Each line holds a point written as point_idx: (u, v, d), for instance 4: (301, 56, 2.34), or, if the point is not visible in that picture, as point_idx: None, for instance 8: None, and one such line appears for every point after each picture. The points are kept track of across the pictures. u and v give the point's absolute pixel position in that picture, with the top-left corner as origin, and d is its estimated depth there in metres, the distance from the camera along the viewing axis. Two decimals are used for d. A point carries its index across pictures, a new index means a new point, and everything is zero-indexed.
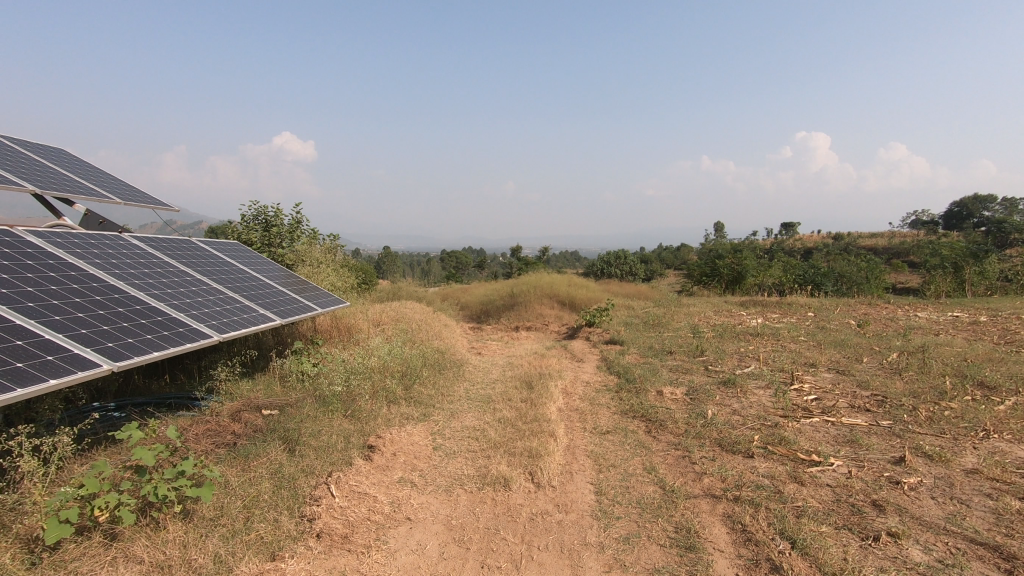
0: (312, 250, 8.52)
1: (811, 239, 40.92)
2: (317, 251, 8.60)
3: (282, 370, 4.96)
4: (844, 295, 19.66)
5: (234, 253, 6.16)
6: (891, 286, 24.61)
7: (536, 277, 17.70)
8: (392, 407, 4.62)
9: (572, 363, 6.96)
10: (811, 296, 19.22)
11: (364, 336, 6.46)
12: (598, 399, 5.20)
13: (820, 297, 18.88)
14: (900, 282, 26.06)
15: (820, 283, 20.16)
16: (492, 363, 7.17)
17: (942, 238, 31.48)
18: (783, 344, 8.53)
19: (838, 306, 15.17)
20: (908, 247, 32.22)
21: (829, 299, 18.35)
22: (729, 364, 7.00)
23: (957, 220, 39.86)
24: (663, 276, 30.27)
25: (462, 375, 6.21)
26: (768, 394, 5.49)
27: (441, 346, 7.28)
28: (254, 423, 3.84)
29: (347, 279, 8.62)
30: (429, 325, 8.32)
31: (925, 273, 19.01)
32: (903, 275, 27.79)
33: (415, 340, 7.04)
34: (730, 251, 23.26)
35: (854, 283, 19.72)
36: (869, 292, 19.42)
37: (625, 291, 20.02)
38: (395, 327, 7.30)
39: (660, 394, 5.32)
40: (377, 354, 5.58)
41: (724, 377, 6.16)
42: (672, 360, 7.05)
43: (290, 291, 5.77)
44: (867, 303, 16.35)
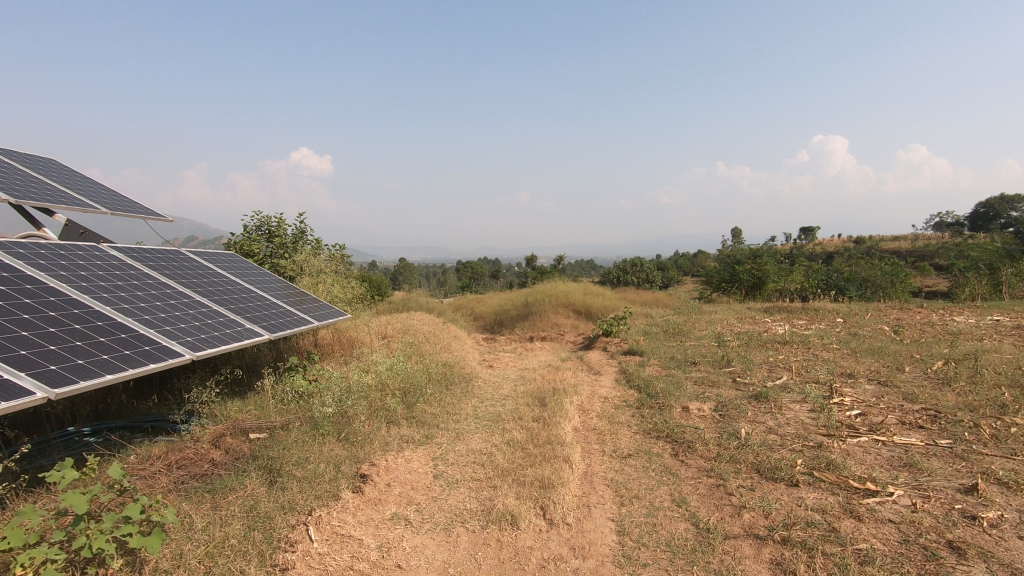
0: (317, 260, 8.21)
1: (832, 243, 39.96)
2: (321, 262, 8.28)
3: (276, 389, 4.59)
4: (871, 300, 18.93)
5: (228, 264, 5.82)
6: (920, 290, 23.68)
7: (550, 286, 17.29)
8: (392, 429, 4.22)
9: (589, 376, 6.51)
10: (837, 301, 18.50)
11: (366, 351, 6.09)
12: (617, 417, 4.75)
13: (846, 302, 18.19)
14: (928, 285, 25.19)
15: (844, 288, 19.46)
16: (503, 377, 6.75)
17: (971, 239, 30.42)
18: (815, 353, 7.99)
19: (868, 310, 14.52)
20: (934, 249, 31.25)
21: (856, 303, 17.65)
22: (759, 375, 6.49)
23: (984, 222, 38.61)
24: (680, 283, 29.68)
25: (471, 391, 5.81)
26: (805, 410, 4.97)
27: (450, 360, 6.90)
28: (236, 452, 3.47)
29: (353, 289, 8.22)
30: (438, 337, 7.94)
31: (957, 275, 18.16)
32: (929, 279, 26.80)
33: (422, 354, 6.66)
34: (751, 256, 22.62)
35: (880, 288, 19.01)
36: (898, 296, 18.63)
37: (642, 298, 19.48)
38: (402, 341, 6.93)
39: (687, 410, 4.84)
40: (379, 371, 5.19)
41: (755, 390, 5.66)
42: (696, 371, 6.57)
43: (286, 305, 5.37)
44: (897, 307, 15.64)
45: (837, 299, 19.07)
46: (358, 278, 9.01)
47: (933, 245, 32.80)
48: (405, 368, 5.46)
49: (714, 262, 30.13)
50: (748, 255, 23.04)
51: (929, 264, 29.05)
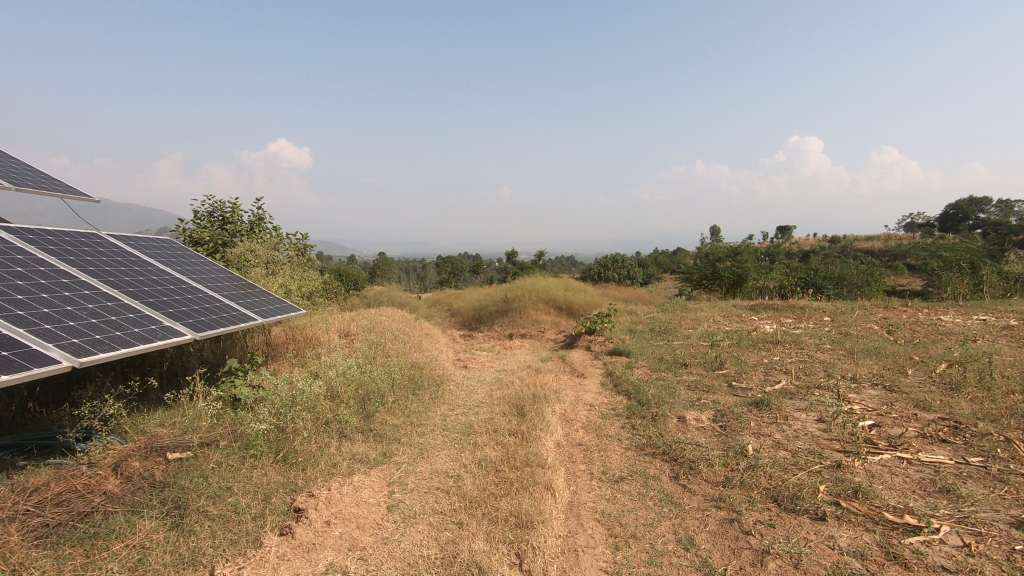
0: (273, 251, 7.49)
1: (809, 242, 40.18)
2: (279, 253, 7.56)
3: (207, 398, 3.90)
4: (851, 298, 18.78)
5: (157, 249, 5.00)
6: (896, 290, 23.74)
7: (530, 282, 16.74)
8: (342, 447, 3.57)
9: (573, 379, 5.94)
10: (819, 300, 18.28)
11: (323, 352, 5.41)
12: (606, 429, 4.17)
13: (827, 300, 17.99)
14: (903, 284, 25.28)
15: (822, 286, 19.33)
16: (478, 380, 6.14)
17: (945, 239, 30.76)
18: (809, 354, 7.54)
19: (851, 309, 14.27)
20: (908, 248, 31.55)
21: (837, 302, 17.44)
22: (755, 379, 5.99)
23: (954, 223, 39.19)
24: (660, 280, 29.40)
25: (441, 398, 5.18)
26: (813, 420, 4.45)
27: (420, 361, 6.25)
28: (141, 480, 2.81)
29: (312, 284, 7.47)
30: (408, 335, 7.29)
31: (938, 274, 18.06)
32: (903, 278, 26.95)
33: (388, 355, 6.00)
34: (732, 253, 22.35)
35: (856, 287, 18.89)
36: (877, 294, 18.53)
37: (623, 295, 19.05)
38: (366, 340, 6.25)
39: (683, 421, 4.29)
40: (333, 375, 4.53)
41: (754, 396, 5.14)
42: (688, 375, 6.05)
43: (225, 299, 4.60)
44: (880, 305, 15.44)
45: (819, 297, 18.88)
46: (321, 271, 8.30)
47: (909, 244, 33.07)
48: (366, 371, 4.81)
49: (694, 259, 29.91)
50: (729, 253, 22.79)
51: (905, 263, 29.22)
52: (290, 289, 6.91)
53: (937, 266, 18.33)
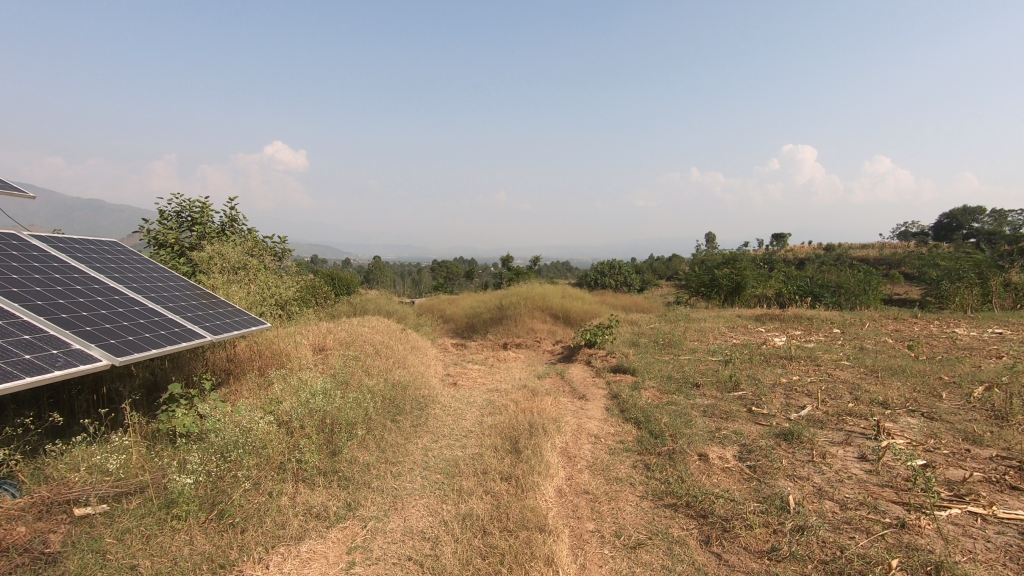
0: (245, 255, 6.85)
1: (805, 249, 39.79)
2: (251, 258, 6.92)
3: (138, 439, 3.25)
4: (852, 308, 18.25)
5: (89, 253, 4.18)
6: (897, 300, 23.27)
7: (525, 288, 16.11)
8: (297, 498, 2.92)
9: (574, 402, 5.30)
10: (821, 309, 17.71)
11: (291, 374, 4.75)
12: (616, 470, 3.54)
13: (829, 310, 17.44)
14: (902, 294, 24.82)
15: (820, 294, 18.81)
16: (467, 401, 5.50)
17: (944, 249, 30.38)
18: (828, 373, 6.94)
19: (857, 320, 13.72)
20: (905, 256, 31.16)
21: (840, 312, 16.89)
22: (777, 403, 5.38)
23: (948, 232, 38.91)
24: (656, 287, 28.83)
25: (424, 426, 4.54)
26: (855, 459, 3.83)
27: (403, 381, 5.60)
28: (17, 553, 2.14)
29: (287, 292, 6.83)
30: (391, 349, 6.64)
31: (944, 284, 17.54)
32: (901, 287, 26.54)
33: (366, 376, 5.35)
34: (732, 261, 21.80)
35: (853, 295, 18.40)
36: (878, 304, 18.02)
37: (621, 303, 18.42)
38: (342, 356, 5.60)
39: (706, 460, 3.67)
40: (297, 403, 3.89)
41: (780, 427, 4.53)
42: (702, 398, 5.43)
43: (171, 312, 3.87)
44: (886, 316, 14.90)
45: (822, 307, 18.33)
46: (300, 277, 7.66)
47: (909, 252, 32.67)
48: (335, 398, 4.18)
49: (692, 266, 29.37)
50: (728, 260, 22.24)
51: (905, 272, 28.78)
52: (259, 298, 6.24)
53: (944, 276, 17.80)
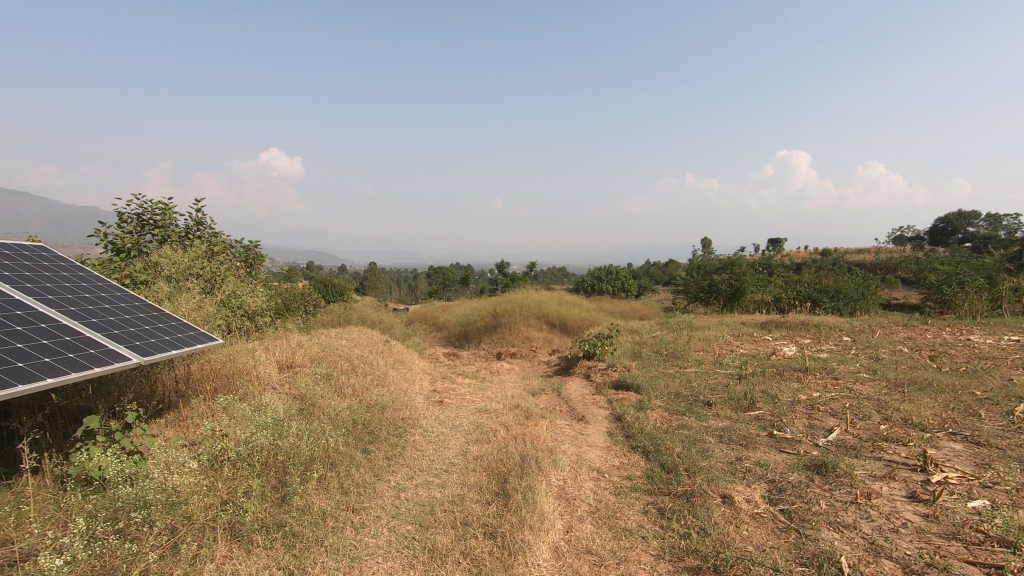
0: (209, 262, 6.25)
1: (801, 254, 39.40)
2: (216, 265, 6.31)
3: (36, 494, 2.62)
4: (854, 314, 17.71)
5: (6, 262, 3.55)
6: (899, 305, 22.74)
7: (519, 295, 15.50)
8: (223, 568, 2.30)
9: (572, 426, 4.69)
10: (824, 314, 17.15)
11: (248, 402, 4.14)
12: (624, 520, 2.94)
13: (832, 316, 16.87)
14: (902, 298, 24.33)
15: (819, 300, 18.30)
16: (452, 425, 4.88)
17: (943, 253, 29.94)
18: (849, 389, 6.36)
19: (864, 326, 13.15)
20: (904, 260, 30.74)
21: (844, 317, 16.31)
22: (801, 426, 4.78)
23: (944, 236, 38.56)
24: (653, 293, 28.26)
25: (400, 459, 3.93)
26: (906, 501, 3.23)
27: (379, 404, 4.98)
28: None
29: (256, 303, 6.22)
30: (370, 364, 6.02)
31: (950, 289, 17.01)
32: (900, 291, 26.06)
33: (336, 400, 4.73)
34: (731, 266, 21.25)
35: (852, 300, 17.89)
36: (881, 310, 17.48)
37: (619, 309, 17.83)
38: (310, 376, 4.98)
39: (731, 504, 3.07)
40: (241, 437, 3.26)
41: (810, 457, 3.94)
42: (717, 421, 4.83)
43: (89, 329, 3.20)
44: (893, 323, 14.32)
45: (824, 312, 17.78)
46: (273, 286, 7.06)
47: (908, 255, 32.22)
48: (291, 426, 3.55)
49: (689, 271, 28.83)
50: (727, 265, 21.70)
51: (906, 277, 28.32)
52: (221, 310, 5.63)
53: (949, 280, 17.29)
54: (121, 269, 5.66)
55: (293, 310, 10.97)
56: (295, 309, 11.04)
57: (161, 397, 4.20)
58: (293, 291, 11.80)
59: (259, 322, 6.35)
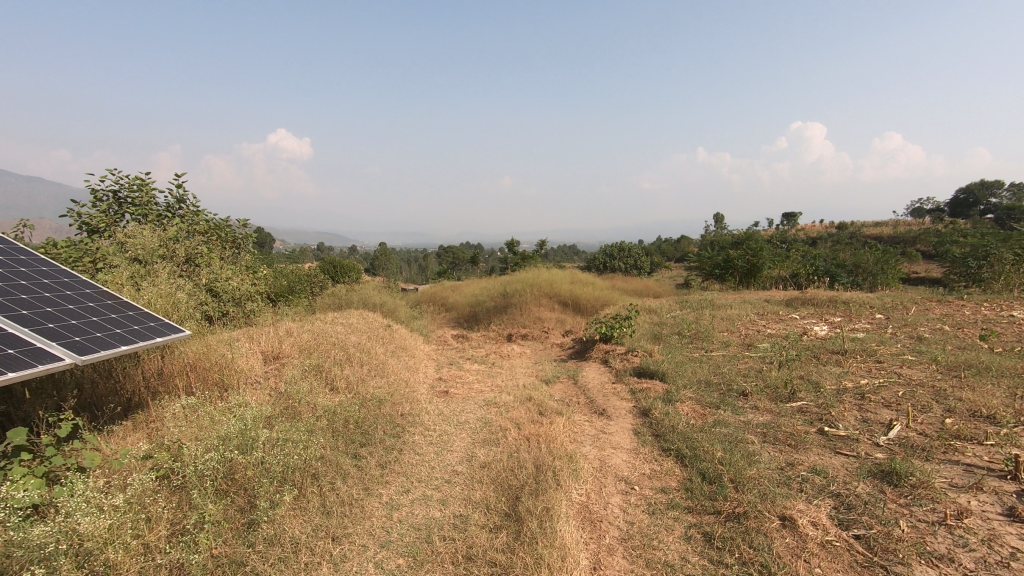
0: (190, 245, 5.71)
1: (816, 228, 38.38)
2: (198, 247, 5.78)
3: None
4: (877, 289, 16.93)
5: None
6: (922, 280, 21.84)
7: (529, 273, 14.93)
8: None
9: (593, 423, 4.15)
10: (845, 290, 16.42)
11: (223, 403, 3.63)
12: (664, 552, 2.39)
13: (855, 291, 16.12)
14: (925, 272, 23.39)
15: (837, 275, 17.53)
16: (457, 422, 4.35)
17: (968, 225, 28.78)
18: (897, 374, 5.73)
19: (893, 302, 12.42)
20: (925, 231, 29.63)
21: (868, 293, 15.55)
22: (854, 421, 4.19)
23: (965, 207, 37.17)
24: (666, 270, 27.52)
25: (396, 466, 3.41)
26: (1005, 520, 2.65)
27: (375, 401, 4.46)
28: None
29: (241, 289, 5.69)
30: (368, 353, 5.49)
31: (976, 262, 16.21)
32: (921, 265, 25.09)
33: (326, 398, 4.21)
34: (747, 241, 20.47)
35: (871, 275, 17.11)
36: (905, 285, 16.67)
37: (632, 287, 17.22)
38: (298, 370, 4.46)
39: (795, 529, 2.51)
40: (201, 449, 2.71)
41: (875, 462, 3.36)
42: (757, 416, 4.26)
43: (12, 323, 2.65)
44: (923, 299, 13.56)
45: (843, 288, 17.06)
46: (261, 271, 6.53)
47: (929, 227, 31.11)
48: (264, 431, 3.00)
49: (703, 246, 28.01)
50: (743, 241, 20.92)
51: (926, 250, 27.36)
52: (201, 296, 5.11)
53: (976, 252, 16.45)
54: (92, 251, 5.14)
55: (294, 292, 10.49)
56: (296, 292, 10.56)
57: (129, 388, 3.80)
58: (294, 273, 11.31)
59: (247, 309, 5.84)
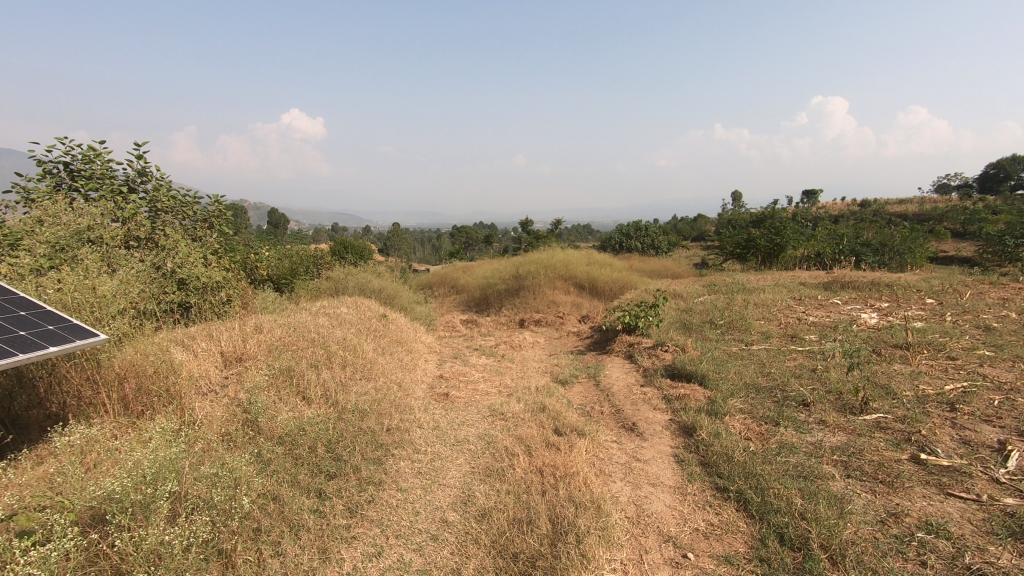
0: (143, 227, 4.88)
1: (838, 206, 36.83)
2: (151, 233, 4.95)
3: None
4: (908, 269, 15.77)
5: None
6: (956, 259, 20.54)
7: (543, 254, 14.04)
8: None
9: (623, 445, 3.32)
10: (874, 271, 15.25)
11: (154, 430, 2.88)
12: None
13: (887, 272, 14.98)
14: (955, 250, 22.03)
15: (861, 254, 16.27)
16: (455, 440, 3.54)
17: (1003, 201, 27.13)
18: (982, 375, 4.80)
19: (936, 286, 11.34)
20: (956, 207, 28.05)
21: (901, 274, 14.42)
22: (955, 444, 3.31)
23: (996, 182, 35.26)
24: (683, 250, 26.41)
25: (370, 512, 2.63)
26: None
27: (356, 418, 3.66)
28: None
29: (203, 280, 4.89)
30: (355, 350, 4.70)
31: (1014, 240, 14.97)
32: (950, 242, 23.64)
33: (291, 416, 3.42)
34: (770, 219, 19.29)
35: (900, 254, 15.95)
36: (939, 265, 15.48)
37: (651, 268, 16.26)
38: (262, 379, 3.67)
39: None
40: (55, 527, 1.89)
41: (1011, 514, 2.48)
42: (829, 437, 3.40)
43: None
44: (965, 281, 12.44)
45: (870, 268, 15.90)
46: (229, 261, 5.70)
47: (959, 204, 29.40)
48: (160, 488, 2.17)
49: (722, 224, 26.79)
50: (765, 219, 19.72)
51: (953, 227, 25.83)
52: (151, 288, 4.32)
53: (1013, 230, 15.15)
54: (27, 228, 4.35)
55: (296, 276, 9.76)
56: (297, 273, 9.83)
57: (56, 401, 3.15)
58: (297, 253, 10.56)
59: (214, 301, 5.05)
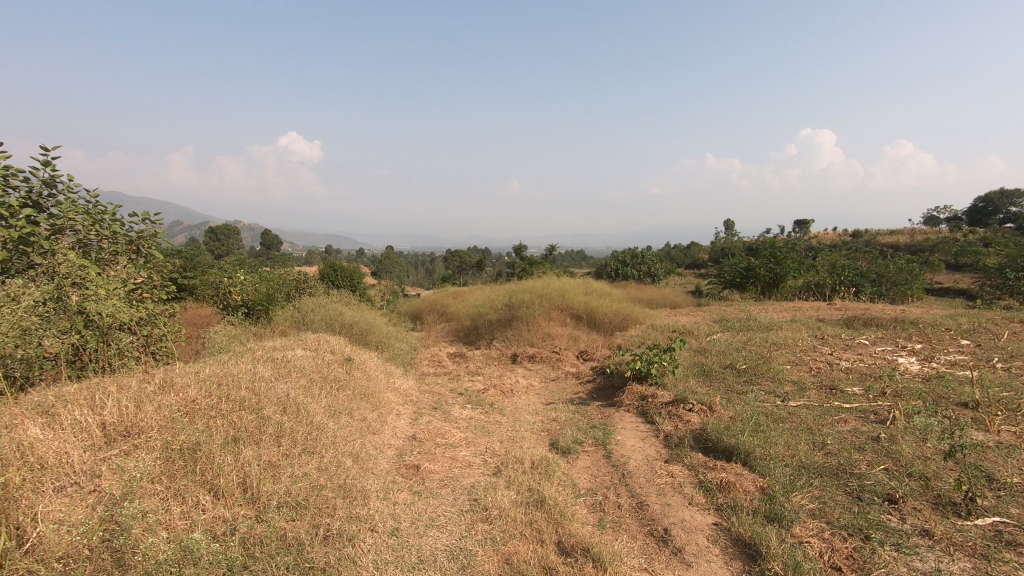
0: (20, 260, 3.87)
1: (830, 235, 36.39)
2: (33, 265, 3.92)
3: None
4: (907, 301, 14.98)
5: None
6: (954, 291, 19.78)
7: (538, 281, 13.08)
8: None
9: None
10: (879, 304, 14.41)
11: None
12: None
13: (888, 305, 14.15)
14: (951, 281, 21.31)
15: (859, 285, 15.50)
16: (418, 559, 2.50)
17: (997, 232, 26.62)
18: None
19: (954, 323, 10.47)
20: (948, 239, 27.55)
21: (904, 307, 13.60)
22: None
23: (983, 216, 34.88)
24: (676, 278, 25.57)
25: None
26: None
27: (279, 525, 2.61)
28: None
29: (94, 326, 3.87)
30: (300, 413, 3.66)
31: (1014, 272, 14.20)
32: (946, 273, 22.90)
33: (179, 531, 2.36)
34: (769, 246, 18.51)
35: (898, 286, 15.19)
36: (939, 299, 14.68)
37: (646, 297, 15.37)
38: (147, 467, 2.61)
39: None
40: None
41: None
42: (948, 564, 2.39)
43: None
44: (981, 317, 11.58)
45: (871, 300, 15.09)
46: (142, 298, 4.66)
47: (951, 235, 28.91)
48: None
49: (717, 252, 26.01)
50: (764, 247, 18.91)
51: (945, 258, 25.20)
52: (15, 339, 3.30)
53: (1015, 262, 14.36)
54: None
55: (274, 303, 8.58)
56: (279, 294, 8.82)
57: None
58: (277, 277, 9.50)
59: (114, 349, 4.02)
